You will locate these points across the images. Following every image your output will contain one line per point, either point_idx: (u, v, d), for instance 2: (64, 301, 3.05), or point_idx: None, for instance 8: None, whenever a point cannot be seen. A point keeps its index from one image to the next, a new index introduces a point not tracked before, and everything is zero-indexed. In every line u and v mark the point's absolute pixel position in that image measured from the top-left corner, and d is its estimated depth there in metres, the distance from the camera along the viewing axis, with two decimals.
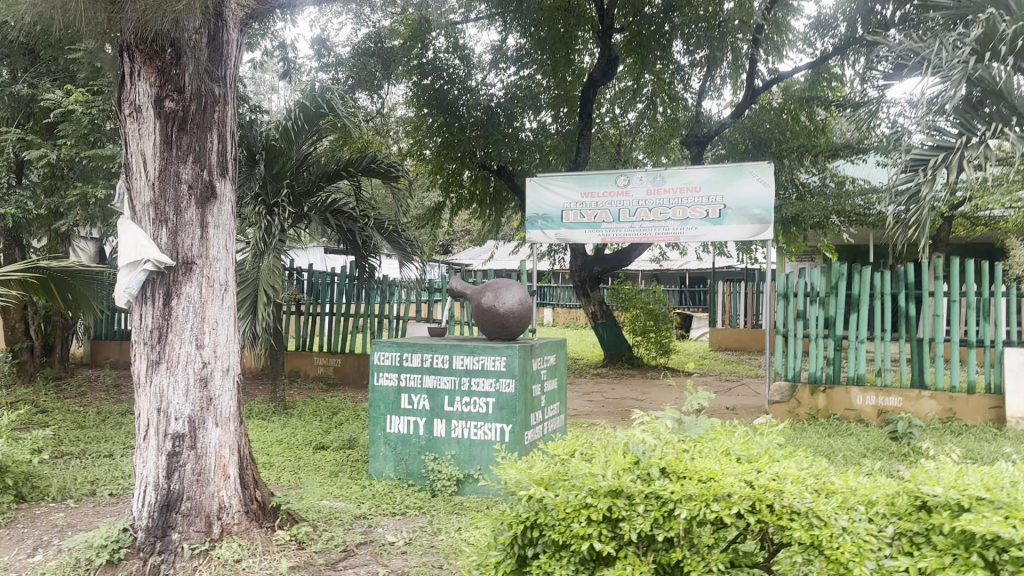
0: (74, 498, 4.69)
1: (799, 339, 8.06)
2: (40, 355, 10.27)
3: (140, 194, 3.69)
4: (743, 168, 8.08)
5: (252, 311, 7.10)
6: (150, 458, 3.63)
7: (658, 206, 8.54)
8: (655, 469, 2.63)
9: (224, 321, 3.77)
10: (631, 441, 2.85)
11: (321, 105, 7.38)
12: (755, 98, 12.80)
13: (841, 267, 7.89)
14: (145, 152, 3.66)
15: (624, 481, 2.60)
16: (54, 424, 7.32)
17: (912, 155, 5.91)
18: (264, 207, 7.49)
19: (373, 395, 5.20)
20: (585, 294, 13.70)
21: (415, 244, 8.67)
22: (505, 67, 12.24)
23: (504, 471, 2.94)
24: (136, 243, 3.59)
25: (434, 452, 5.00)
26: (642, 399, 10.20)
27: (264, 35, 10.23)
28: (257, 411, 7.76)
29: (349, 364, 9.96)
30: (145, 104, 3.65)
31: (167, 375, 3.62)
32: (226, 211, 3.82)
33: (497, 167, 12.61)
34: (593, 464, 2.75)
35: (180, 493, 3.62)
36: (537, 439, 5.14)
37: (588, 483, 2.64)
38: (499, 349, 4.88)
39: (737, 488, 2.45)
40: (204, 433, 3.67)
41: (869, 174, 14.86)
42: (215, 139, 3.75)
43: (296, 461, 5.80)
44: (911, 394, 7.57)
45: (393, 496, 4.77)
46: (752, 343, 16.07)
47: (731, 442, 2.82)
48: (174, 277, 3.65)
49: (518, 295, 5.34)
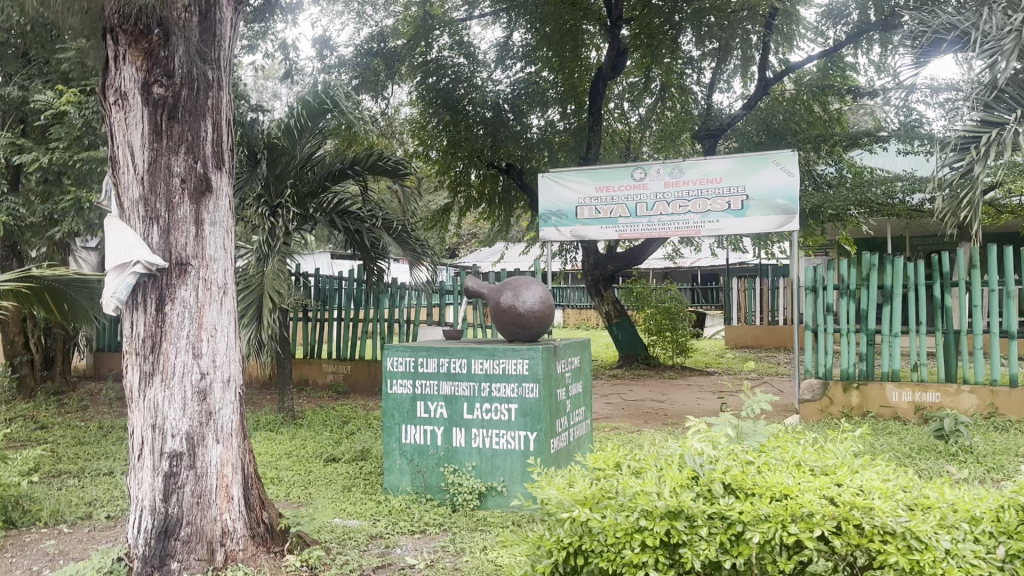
0: (67, 523, 4.36)
1: (830, 335, 7.66)
2: (41, 369, 9.98)
3: (128, 189, 3.36)
4: (765, 157, 7.70)
5: (257, 318, 6.73)
6: (146, 479, 3.31)
7: (676, 199, 8.18)
8: (719, 485, 2.28)
9: (224, 327, 3.44)
10: (687, 451, 2.47)
11: (325, 100, 7.13)
12: (767, 90, 12.22)
13: (872, 257, 7.49)
14: (133, 144, 3.33)
15: (684, 500, 2.26)
16: (53, 441, 7.00)
17: (962, 132, 5.57)
18: (267, 208, 7.11)
19: (386, 403, 4.86)
20: (598, 294, 13.27)
21: (426, 245, 8.32)
22: (511, 64, 11.87)
23: (542, 490, 2.59)
24: (125, 242, 3.27)
25: (454, 464, 4.65)
26: (663, 400, 9.84)
27: (265, 37, 9.93)
28: (265, 422, 7.44)
29: (359, 371, 9.62)
30: (132, 90, 3.32)
31: (162, 389, 3.30)
32: (224, 206, 3.48)
33: (506, 165, 12.28)
34: (644, 480, 2.39)
35: (178, 518, 3.28)
36: (563, 447, 4.78)
37: (639, 501, 2.29)
38: (521, 350, 4.53)
39: (820, 507, 2.12)
40: (204, 450, 3.34)
41: (886, 163, 14.49)
42: (209, 128, 3.41)
43: (307, 475, 5.48)
44: (950, 389, 7.20)
45: (410, 512, 4.43)
46: (770, 340, 15.79)
47: (803, 452, 2.47)
48: (167, 280, 3.32)
49: (539, 293, 5.00)
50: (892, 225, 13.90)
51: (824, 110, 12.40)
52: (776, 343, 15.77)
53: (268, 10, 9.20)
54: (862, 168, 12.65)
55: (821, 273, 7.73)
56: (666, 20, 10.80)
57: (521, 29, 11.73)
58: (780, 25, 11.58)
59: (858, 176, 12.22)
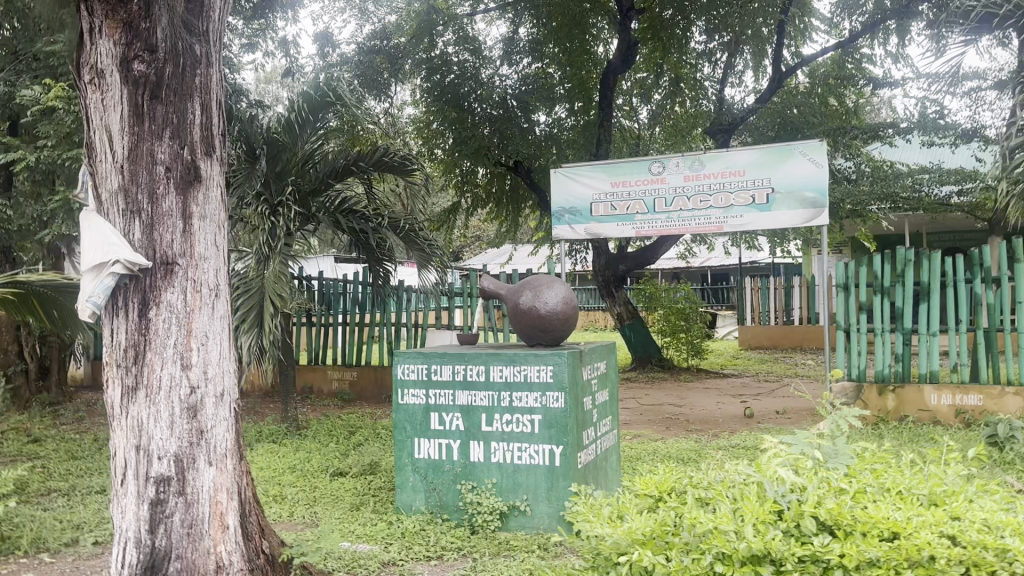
0: (49, 551, 3.97)
1: (863, 335, 7.23)
2: (36, 379, 9.62)
3: (106, 180, 2.98)
4: (791, 148, 7.32)
5: (258, 323, 6.33)
6: (129, 508, 2.91)
7: (697, 193, 7.76)
8: (811, 522, 1.87)
9: (216, 334, 3.05)
10: (767, 478, 2.06)
11: (328, 93, 6.73)
12: (780, 83, 11.56)
13: (907, 252, 7.05)
14: (111, 128, 2.95)
15: (770, 541, 1.84)
16: (45, 456, 6.62)
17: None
18: (267, 207, 6.63)
19: (398, 415, 4.45)
20: (610, 295, 12.84)
21: (435, 245, 7.84)
22: (519, 59, 11.50)
23: (589, 524, 2.18)
24: (103, 240, 2.88)
25: (472, 480, 4.25)
26: (682, 405, 9.44)
27: (265, 34, 9.55)
28: (268, 433, 7.05)
29: (366, 378, 9.21)
30: (109, 67, 2.93)
31: (146, 405, 2.91)
32: (215, 197, 3.10)
33: (514, 163, 11.76)
34: (717, 514, 1.97)
35: (166, 551, 2.89)
36: (591, 461, 4.37)
37: (712, 540, 1.88)
38: (545, 356, 4.11)
39: (945, 550, 1.73)
40: (195, 474, 2.94)
41: (906, 155, 14.16)
42: (197, 110, 3.03)
43: (312, 492, 5.08)
44: (993, 391, 6.74)
45: (425, 535, 4.04)
46: (785, 340, 15.33)
47: (904, 477, 2.09)
48: (151, 281, 2.93)
49: (561, 293, 4.60)
50: (911, 220, 13.52)
51: (841, 103, 11.94)
52: (792, 343, 15.31)
53: (268, 6, 8.78)
54: (882, 161, 12.23)
55: (853, 270, 7.25)
56: (677, 12, 10.29)
57: (527, 24, 11.37)
58: (793, 16, 11.14)
59: (879, 171, 11.78)
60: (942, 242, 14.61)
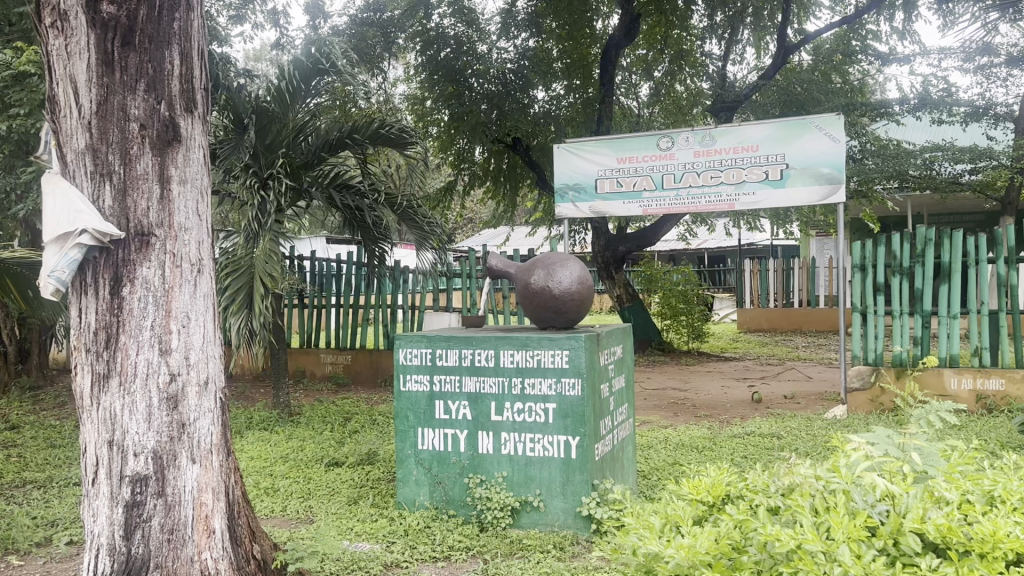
0: (19, 553, 3.62)
1: (881, 318, 6.84)
2: (15, 363, 9.24)
3: (72, 138, 2.61)
4: (807, 121, 6.94)
5: (247, 304, 5.95)
6: (102, 511, 2.57)
7: (707, 169, 7.41)
8: (915, 540, 1.56)
9: (199, 315, 2.69)
10: (854, 488, 1.74)
11: (320, 60, 6.33)
12: (786, 59, 11.00)
13: (928, 232, 6.68)
14: (77, 78, 2.59)
15: (870, 565, 1.51)
16: (20, 445, 6.24)
17: None
18: (255, 180, 6.29)
19: (400, 403, 4.11)
20: (609, 277, 12.45)
21: (434, 224, 7.48)
22: (517, 34, 10.77)
23: (638, 537, 1.86)
24: (70, 207, 2.53)
25: (481, 474, 3.93)
26: (687, 389, 9.15)
27: (252, 6, 9.08)
28: (257, 421, 6.69)
29: (360, 361, 8.86)
30: (73, 8, 2.57)
31: (120, 395, 2.56)
32: (198, 159, 2.74)
33: (512, 140, 11.22)
34: (798, 527, 1.65)
35: (144, 560, 2.56)
36: (608, 453, 4.05)
37: (796, 562, 1.55)
38: (559, 340, 3.79)
39: None
40: (176, 473, 2.61)
41: (912, 135, 13.89)
42: (176, 58, 2.66)
43: (307, 483, 4.75)
44: (1016, 375, 6.46)
45: (430, 532, 3.73)
46: (785, 322, 15.00)
47: (1014, 484, 1.78)
48: (124, 255, 2.59)
49: (576, 271, 4.24)
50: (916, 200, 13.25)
51: (846, 79, 11.41)
52: (790, 325, 14.97)
53: None
54: (890, 140, 11.91)
55: (869, 251, 6.89)
56: None
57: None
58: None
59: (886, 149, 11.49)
60: (943, 223, 14.40)
